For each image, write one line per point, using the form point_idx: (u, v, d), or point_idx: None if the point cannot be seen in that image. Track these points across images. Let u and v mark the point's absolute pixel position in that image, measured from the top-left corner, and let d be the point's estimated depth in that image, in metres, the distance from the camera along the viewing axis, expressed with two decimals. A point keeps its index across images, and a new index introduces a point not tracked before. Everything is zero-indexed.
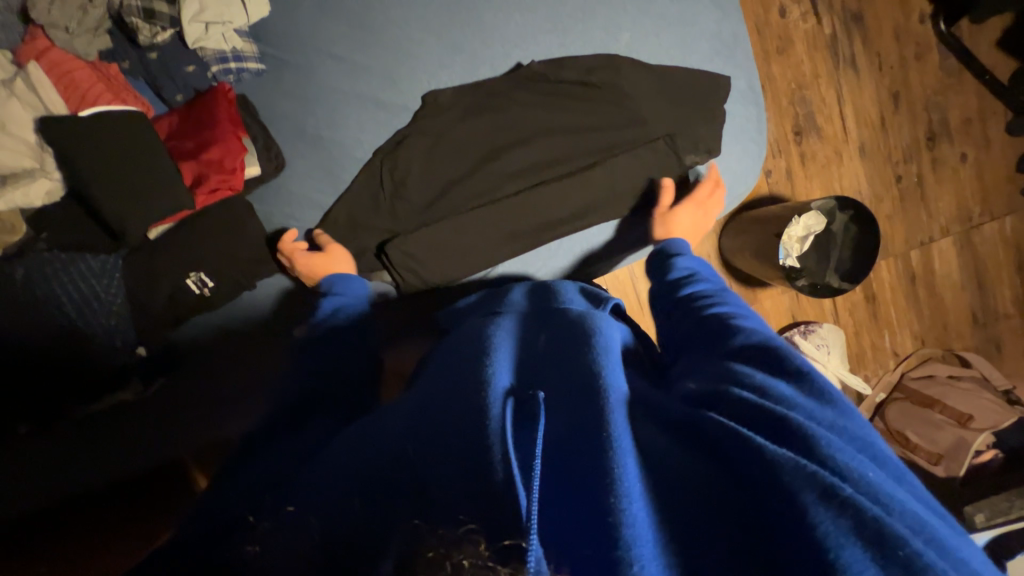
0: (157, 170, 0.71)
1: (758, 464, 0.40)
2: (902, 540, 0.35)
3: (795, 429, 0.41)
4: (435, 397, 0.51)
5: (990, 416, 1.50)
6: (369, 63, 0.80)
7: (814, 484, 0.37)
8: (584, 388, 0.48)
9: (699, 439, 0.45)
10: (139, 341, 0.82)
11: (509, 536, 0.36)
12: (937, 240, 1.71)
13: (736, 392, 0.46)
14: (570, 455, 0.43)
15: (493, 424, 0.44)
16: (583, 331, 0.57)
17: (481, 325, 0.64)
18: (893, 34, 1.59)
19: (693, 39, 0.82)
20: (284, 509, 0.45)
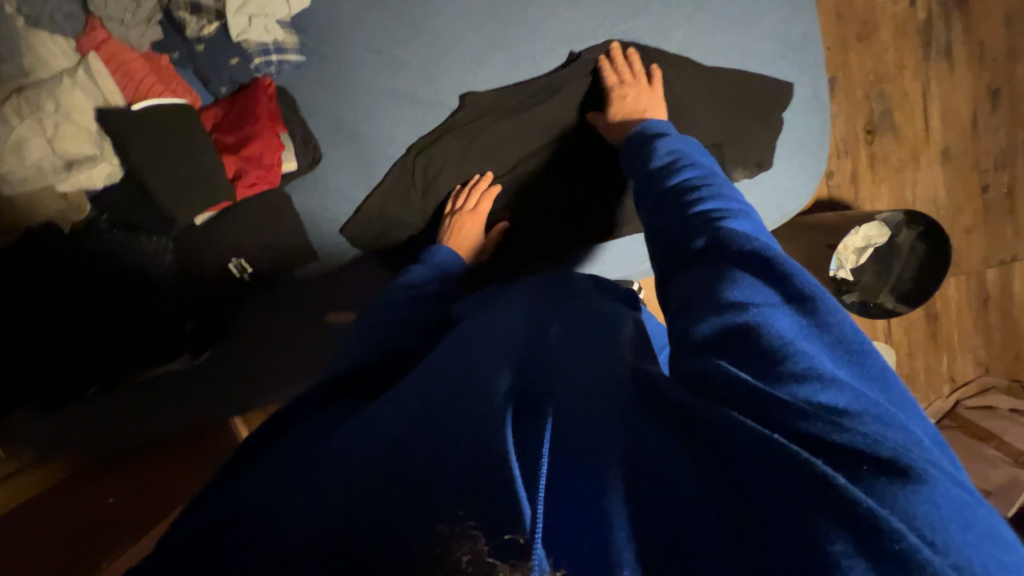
0: (202, 161, 0.75)
1: (751, 450, 0.35)
2: (901, 534, 0.30)
3: (798, 411, 0.36)
4: (434, 369, 0.50)
5: None
6: (406, 57, 0.79)
7: (805, 474, 0.33)
8: (590, 377, 0.44)
9: (681, 410, 0.40)
10: (184, 318, 0.86)
11: (510, 530, 0.32)
12: (1021, 259, 1.53)
13: (729, 359, 0.41)
14: (567, 444, 0.39)
15: (486, 403, 0.41)
16: (597, 320, 0.53)
17: (492, 309, 0.61)
18: (1001, 20, 1.38)
19: (755, 37, 0.75)
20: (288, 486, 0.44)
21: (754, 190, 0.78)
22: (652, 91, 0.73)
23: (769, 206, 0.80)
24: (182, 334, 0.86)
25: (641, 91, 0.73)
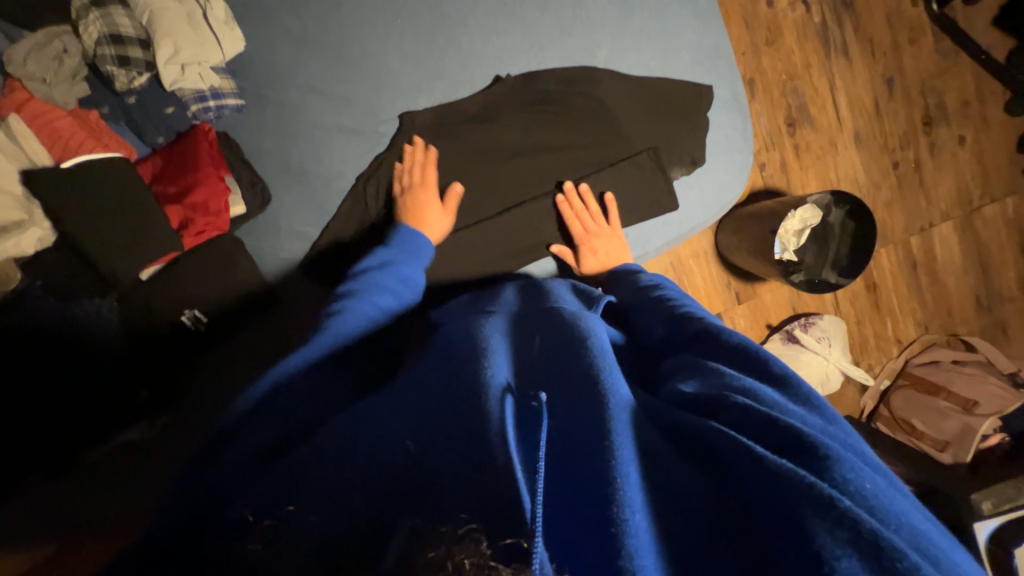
0: (144, 216, 0.72)
1: (767, 481, 0.41)
2: (900, 552, 0.36)
3: (802, 445, 0.43)
4: (425, 398, 0.51)
5: (995, 402, 1.49)
6: (348, 93, 0.80)
7: (813, 497, 0.39)
8: (580, 384, 0.48)
9: (700, 448, 0.46)
10: (138, 383, 0.82)
11: (510, 534, 0.35)
12: (937, 225, 1.69)
13: (734, 398, 0.48)
14: (570, 463, 0.43)
15: (491, 419, 0.44)
16: (575, 330, 0.55)
17: (469, 322, 0.61)
18: (884, 18, 1.56)
19: (673, 49, 0.81)
20: (283, 507, 0.42)
21: (693, 186, 0.84)
22: (612, 233, 0.81)
23: (709, 200, 0.85)
24: (138, 403, 0.82)
25: (604, 235, 0.81)
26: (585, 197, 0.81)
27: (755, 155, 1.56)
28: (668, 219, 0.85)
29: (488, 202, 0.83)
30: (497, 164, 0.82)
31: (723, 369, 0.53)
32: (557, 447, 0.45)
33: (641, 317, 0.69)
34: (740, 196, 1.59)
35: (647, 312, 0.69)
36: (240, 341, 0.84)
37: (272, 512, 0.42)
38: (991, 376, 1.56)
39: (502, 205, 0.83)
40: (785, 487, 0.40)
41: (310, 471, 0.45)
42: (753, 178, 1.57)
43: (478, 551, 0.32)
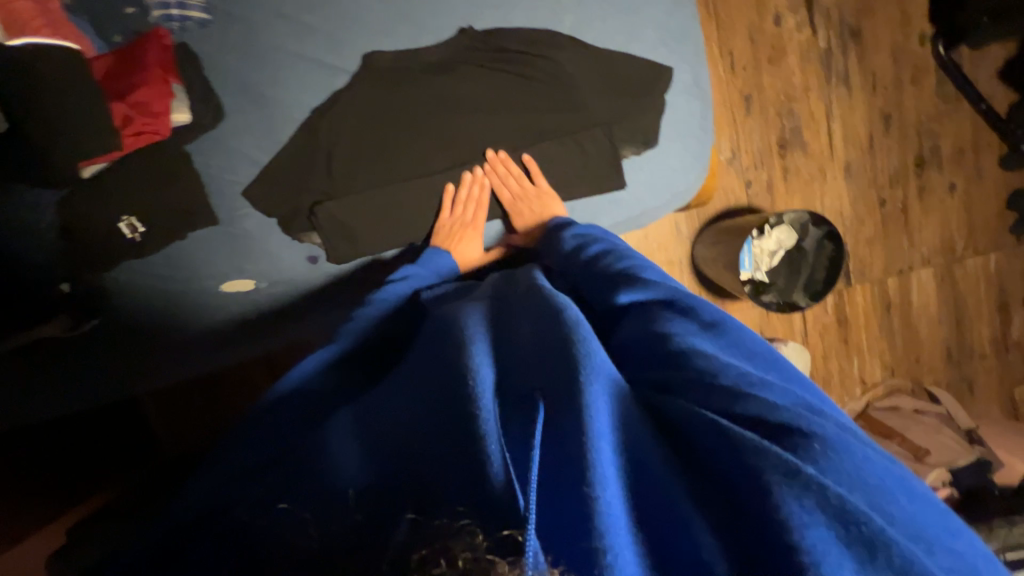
0: (88, 109, 0.73)
1: (723, 447, 0.41)
2: (863, 515, 0.37)
3: (760, 418, 0.44)
4: (423, 378, 0.56)
5: (947, 453, 1.47)
6: (313, 24, 0.81)
7: (780, 467, 0.39)
8: (557, 362, 0.48)
9: (660, 421, 0.46)
10: (65, 277, 0.82)
11: (508, 526, 0.39)
12: (916, 270, 1.67)
13: (691, 372, 0.48)
14: (553, 436, 0.43)
15: (484, 416, 0.45)
16: (555, 308, 0.56)
17: (454, 309, 0.66)
18: (890, 53, 1.55)
19: (638, 29, 0.82)
20: (279, 504, 0.50)
21: (643, 167, 0.86)
22: (539, 193, 0.83)
23: (659, 185, 0.87)
24: (60, 295, 0.82)
25: (531, 197, 0.84)
26: (506, 163, 0.84)
27: (742, 171, 1.55)
28: (615, 198, 0.86)
29: (438, 155, 0.84)
30: (453, 116, 0.82)
31: (666, 328, 0.54)
32: (546, 434, 0.44)
33: (576, 276, 0.70)
34: (723, 209, 1.56)
35: (586, 270, 0.69)
36: (175, 262, 0.85)
37: (272, 506, 0.51)
38: (947, 429, 1.54)
39: (452, 159, 0.84)
40: (748, 455, 0.40)
41: (315, 472, 0.52)
42: (737, 194, 1.56)
43: (471, 546, 0.36)
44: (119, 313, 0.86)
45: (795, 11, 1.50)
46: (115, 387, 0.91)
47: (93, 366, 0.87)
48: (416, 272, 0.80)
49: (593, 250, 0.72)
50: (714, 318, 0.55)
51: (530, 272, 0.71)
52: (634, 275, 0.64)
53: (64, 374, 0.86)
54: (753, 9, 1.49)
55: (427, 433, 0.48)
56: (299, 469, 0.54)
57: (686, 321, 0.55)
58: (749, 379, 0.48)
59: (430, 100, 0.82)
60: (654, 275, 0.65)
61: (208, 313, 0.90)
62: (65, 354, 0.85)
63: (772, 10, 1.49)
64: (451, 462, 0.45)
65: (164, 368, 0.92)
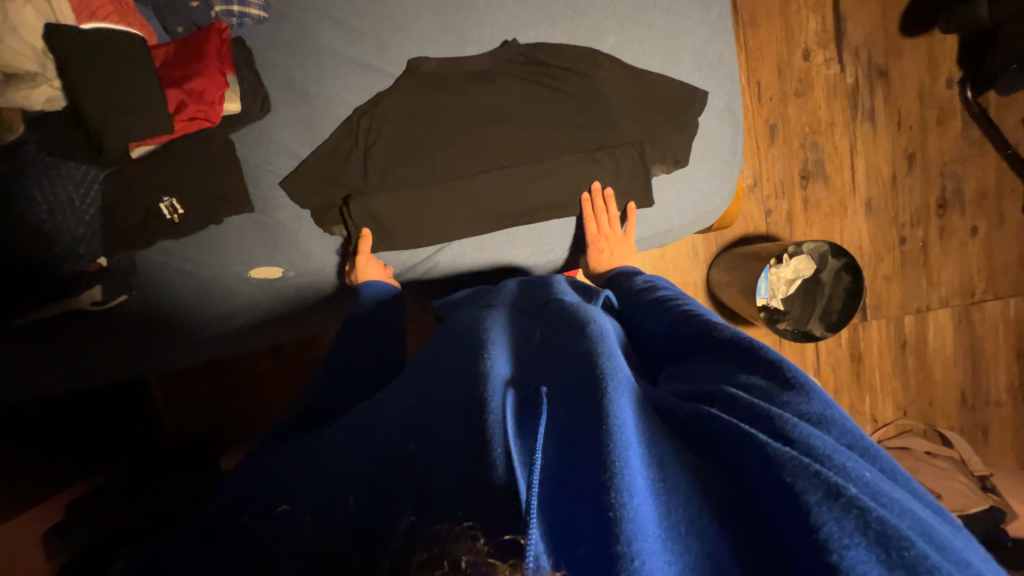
0: (144, 93, 0.76)
1: (760, 464, 0.40)
2: (907, 540, 0.35)
3: (790, 432, 0.41)
4: (443, 378, 0.57)
5: (959, 500, 1.43)
6: (363, 28, 0.84)
7: (818, 484, 0.37)
8: (580, 373, 0.50)
9: (689, 433, 0.46)
10: (102, 252, 0.84)
11: (509, 530, 0.38)
12: (934, 310, 1.65)
13: (730, 389, 0.47)
14: (570, 444, 0.44)
15: (494, 415, 0.48)
16: (577, 322, 0.59)
17: (476, 315, 0.70)
18: (917, 95, 1.57)
19: (676, 53, 0.85)
20: (279, 507, 0.49)
21: (671, 186, 0.88)
22: (625, 240, 0.87)
23: (685, 204, 0.89)
24: (94, 267, 0.83)
25: (616, 239, 0.87)
26: (608, 200, 0.86)
27: (762, 199, 1.56)
28: (642, 215, 0.89)
29: (471, 160, 0.85)
30: (489, 124, 0.85)
31: (717, 368, 0.53)
32: (568, 441, 0.45)
33: (635, 317, 0.73)
34: (741, 236, 1.58)
35: (646, 312, 0.71)
36: (208, 245, 0.88)
37: (272, 510, 0.49)
38: (961, 475, 1.50)
39: (484, 165, 0.85)
40: (786, 471, 0.38)
41: (319, 473, 0.51)
42: (757, 222, 1.57)
43: (474, 549, 0.35)
44: (151, 293, 0.89)
45: (824, 47, 1.53)
46: (144, 362, 0.93)
47: (116, 341, 0.90)
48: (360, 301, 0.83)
49: (660, 293, 0.72)
50: (773, 357, 0.50)
51: (551, 286, 0.76)
52: (692, 315, 0.63)
53: (86, 348, 0.89)
54: (783, 43, 1.52)
55: (438, 440, 0.49)
56: (312, 475, 0.51)
57: (739, 358, 0.52)
58: (814, 417, 0.44)
59: (469, 108, 0.84)
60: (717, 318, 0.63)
61: (231, 298, 0.92)
62: (91, 328, 0.88)
63: (801, 45, 1.52)
64: (454, 467, 0.45)
65: (193, 347, 0.95)
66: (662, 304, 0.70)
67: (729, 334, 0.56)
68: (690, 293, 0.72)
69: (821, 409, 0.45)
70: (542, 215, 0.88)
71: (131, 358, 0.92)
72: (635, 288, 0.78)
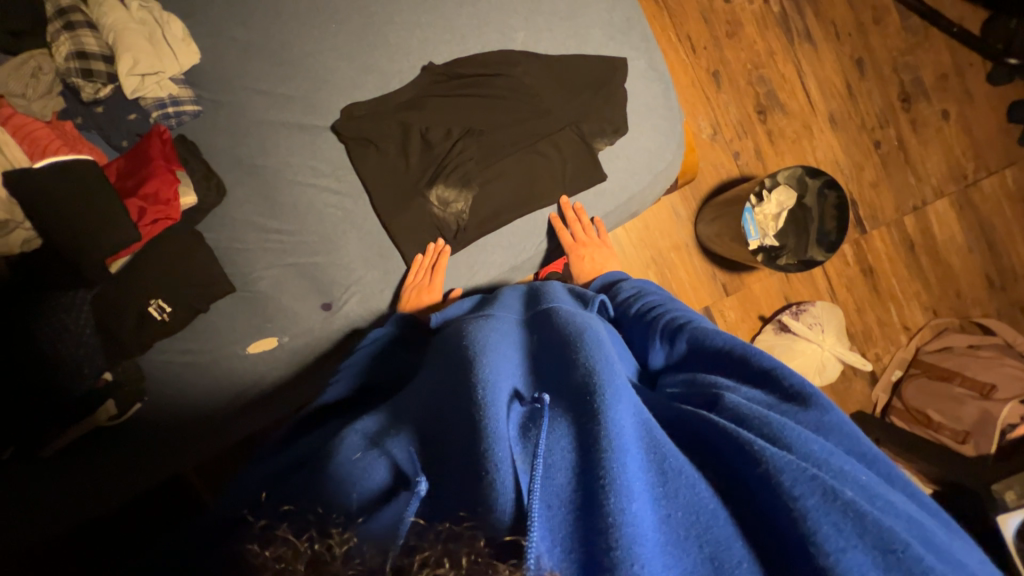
0: (105, 208, 0.80)
1: (759, 470, 0.43)
2: (903, 544, 0.39)
3: (790, 438, 0.45)
4: (441, 392, 0.58)
5: (1016, 385, 1.39)
6: (291, 93, 0.88)
7: (817, 487, 0.41)
8: (577, 384, 0.51)
9: (701, 444, 0.50)
10: (106, 367, 0.88)
11: (510, 531, 0.40)
12: (931, 203, 1.62)
13: (730, 398, 0.51)
14: (578, 460, 0.45)
15: (496, 433, 0.48)
16: (573, 333, 0.60)
17: (470, 325, 0.71)
18: (846, 2, 1.57)
19: (587, 29, 0.87)
20: (285, 508, 0.47)
21: (619, 155, 0.88)
22: (601, 244, 0.89)
23: (640, 168, 0.89)
24: (102, 384, 0.87)
25: (593, 245, 0.89)
26: (578, 210, 0.89)
27: (726, 144, 1.57)
28: (600, 192, 0.89)
29: (421, 184, 0.87)
30: (429, 147, 0.87)
31: (713, 381, 0.56)
32: (572, 453, 0.46)
33: (628, 332, 0.76)
34: (716, 185, 1.57)
35: (636, 325, 0.73)
36: (201, 334, 0.92)
37: (278, 512, 0.47)
38: (1008, 357, 1.46)
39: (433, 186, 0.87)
40: (785, 478, 0.42)
41: (321, 479, 0.50)
42: (727, 167, 1.57)
43: (475, 549, 0.38)
44: (159, 396, 0.92)
45: None
46: (170, 464, 0.95)
47: (135, 450, 0.92)
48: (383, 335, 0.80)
49: (642, 303, 0.76)
50: (773, 365, 0.53)
51: (547, 296, 0.77)
52: (686, 326, 0.65)
53: (112, 462, 0.91)
54: None
55: (439, 458, 0.50)
56: (320, 485, 0.50)
57: (739, 372, 0.56)
58: (816, 424, 0.48)
59: (407, 137, 0.87)
60: (710, 326, 0.65)
61: (228, 372, 0.93)
62: (113, 443, 0.90)
63: None
64: (462, 479, 0.46)
65: (211, 436, 0.96)
66: (646, 315, 0.73)
67: (727, 342, 0.59)
68: (676, 297, 0.76)
69: (816, 418, 0.48)
70: (504, 217, 0.88)
71: (154, 462, 0.94)
72: (619, 297, 0.81)
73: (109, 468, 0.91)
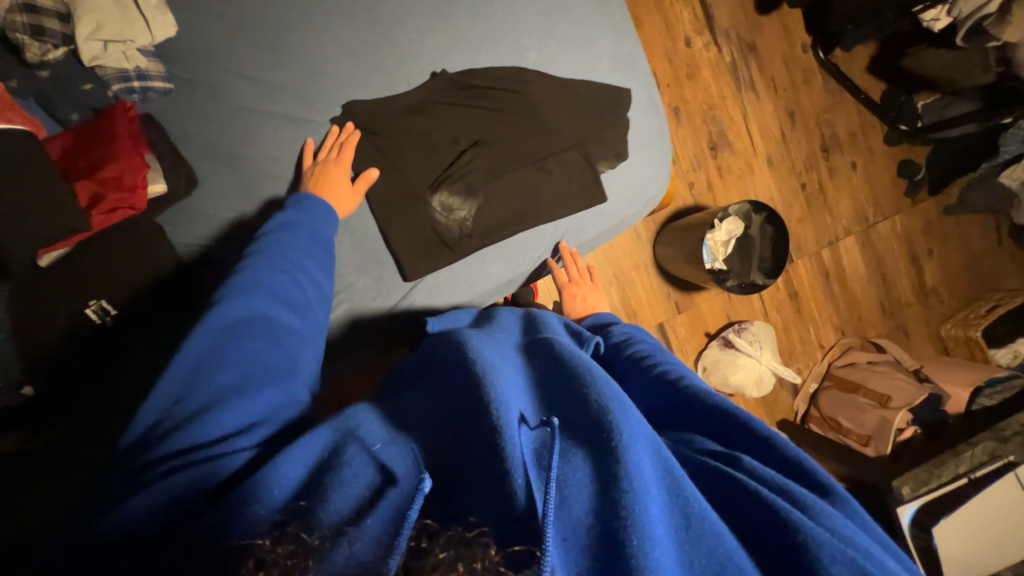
0: (47, 190, 0.67)
1: (786, 537, 0.41)
2: None
3: (811, 505, 0.43)
4: (449, 394, 0.52)
5: (904, 396, 1.60)
6: (285, 83, 0.82)
7: (852, 568, 0.39)
8: (602, 425, 0.46)
9: (719, 494, 0.47)
10: (25, 380, 0.72)
11: (518, 542, 0.39)
12: (842, 239, 1.89)
13: (747, 461, 0.48)
14: (604, 514, 0.40)
15: (516, 460, 0.43)
16: (589, 362, 0.55)
17: (472, 334, 0.63)
18: (782, 61, 1.80)
19: (593, 58, 0.92)
20: (292, 504, 0.42)
21: (618, 179, 0.93)
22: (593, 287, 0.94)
23: (634, 192, 0.95)
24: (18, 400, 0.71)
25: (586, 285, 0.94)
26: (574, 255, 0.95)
27: (683, 174, 1.71)
28: (598, 212, 0.94)
29: (425, 188, 0.85)
30: (435, 154, 0.85)
31: (706, 445, 0.53)
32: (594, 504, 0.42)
33: (621, 375, 0.70)
34: (674, 210, 1.70)
35: (629, 369, 0.70)
36: (149, 342, 0.79)
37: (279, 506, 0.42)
38: (898, 372, 1.71)
39: (436, 193, 0.85)
40: (811, 545, 0.40)
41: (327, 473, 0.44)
42: (684, 195, 1.71)
43: (487, 556, 0.36)
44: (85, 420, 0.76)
45: (700, 33, 1.72)
46: None
47: None
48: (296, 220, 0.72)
49: (635, 350, 0.72)
50: (766, 434, 0.50)
51: (542, 322, 0.71)
52: (686, 379, 0.61)
53: None
54: (666, 35, 1.68)
55: (446, 466, 0.46)
56: (321, 479, 0.44)
57: (736, 435, 0.52)
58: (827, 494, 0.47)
59: (413, 141, 0.85)
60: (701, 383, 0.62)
61: None
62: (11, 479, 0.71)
63: (681, 34, 1.70)
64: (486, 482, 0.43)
65: None
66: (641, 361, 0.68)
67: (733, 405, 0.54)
68: (668, 350, 0.72)
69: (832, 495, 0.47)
70: (508, 229, 0.88)
71: None
72: (613, 339, 0.78)
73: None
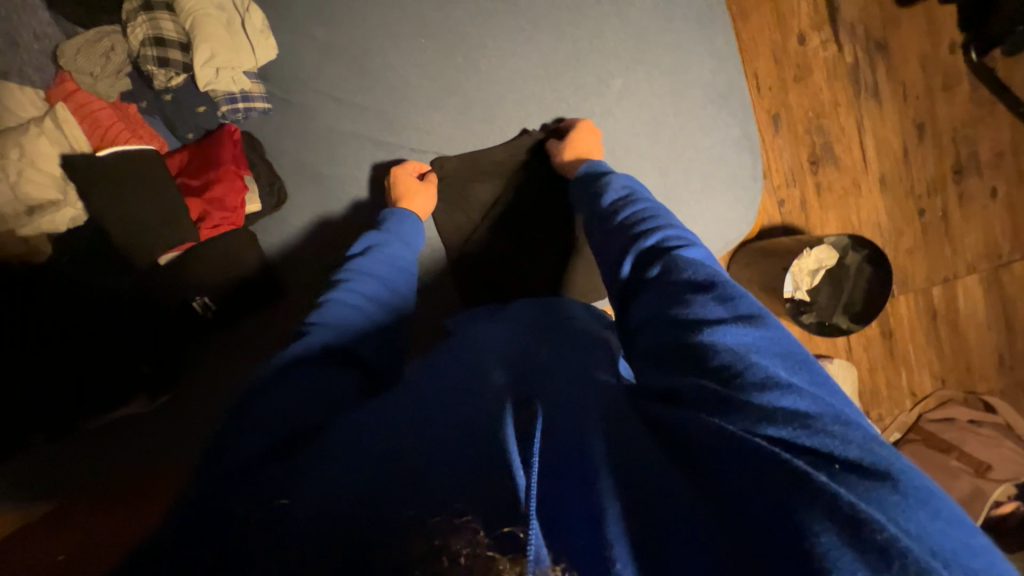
0: (164, 206, 0.77)
1: (736, 458, 0.40)
2: (879, 524, 0.35)
3: (757, 410, 0.43)
4: (436, 388, 0.55)
5: (1012, 468, 1.45)
6: (369, 105, 0.85)
7: (786, 475, 0.38)
8: (573, 389, 0.51)
9: (669, 431, 0.46)
10: (145, 359, 0.84)
11: (508, 523, 0.36)
12: (962, 277, 1.63)
13: (695, 379, 0.48)
14: (561, 456, 0.43)
15: (495, 424, 0.46)
16: (583, 349, 0.59)
17: (480, 332, 0.67)
18: (920, 63, 1.53)
19: (684, 86, 0.85)
20: (278, 501, 0.43)
21: (697, 222, 0.87)
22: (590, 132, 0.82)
23: (712, 235, 0.88)
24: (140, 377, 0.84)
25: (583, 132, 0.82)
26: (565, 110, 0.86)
27: (773, 190, 1.54)
28: None
29: (509, 260, 0.89)
30: (516, 211, 0.89)
31: (693, 313, 0.52)
32: (552, 451, 0.44)
33: (606, 245, 0.69)
34: (755, 228, 1.55)
35: (616, 237, 0.68)
36: (238, 328, 0.89)
37: (268, 503, 0.43)
38: (1007, 441, 1.51)
39: (502, 223, 0.88)
40: (754, 464, 0.39)
41: (313, 467, 0.46)
42: (771, 213, 1.55)
43: (476, 541, 0.34)
44: (190, 381, 0.89)
45: (818, 28, 1.50)
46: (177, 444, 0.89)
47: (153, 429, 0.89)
48: (379, 239, 0.77)
49: (628, 213, 0.69)
50: (751, 311, 0.52)
51: (562, 310, 0.71)
52: (672, 252, 0.61)
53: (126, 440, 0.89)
54: (776, 30, 1.49)
55: (433, 436, 0.47)
56: (297, 468, 0.46)
57: (722, 302, 0.53)
58: (775, 382, 0.45)
59: (496, 201, 0.88)
60: (693, 253, 0.62)
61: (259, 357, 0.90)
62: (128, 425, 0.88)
63: (795, 30, 1.49)
64: (467, 478, 0.41)
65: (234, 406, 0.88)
66: (632, 229, 0.67)
67: (709, 277, 0.56)
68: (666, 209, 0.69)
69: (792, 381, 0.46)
70: (572, 285, 0.90)
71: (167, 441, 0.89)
72: (607, 201, 0.73)
73: (147, 452, 0.89)
